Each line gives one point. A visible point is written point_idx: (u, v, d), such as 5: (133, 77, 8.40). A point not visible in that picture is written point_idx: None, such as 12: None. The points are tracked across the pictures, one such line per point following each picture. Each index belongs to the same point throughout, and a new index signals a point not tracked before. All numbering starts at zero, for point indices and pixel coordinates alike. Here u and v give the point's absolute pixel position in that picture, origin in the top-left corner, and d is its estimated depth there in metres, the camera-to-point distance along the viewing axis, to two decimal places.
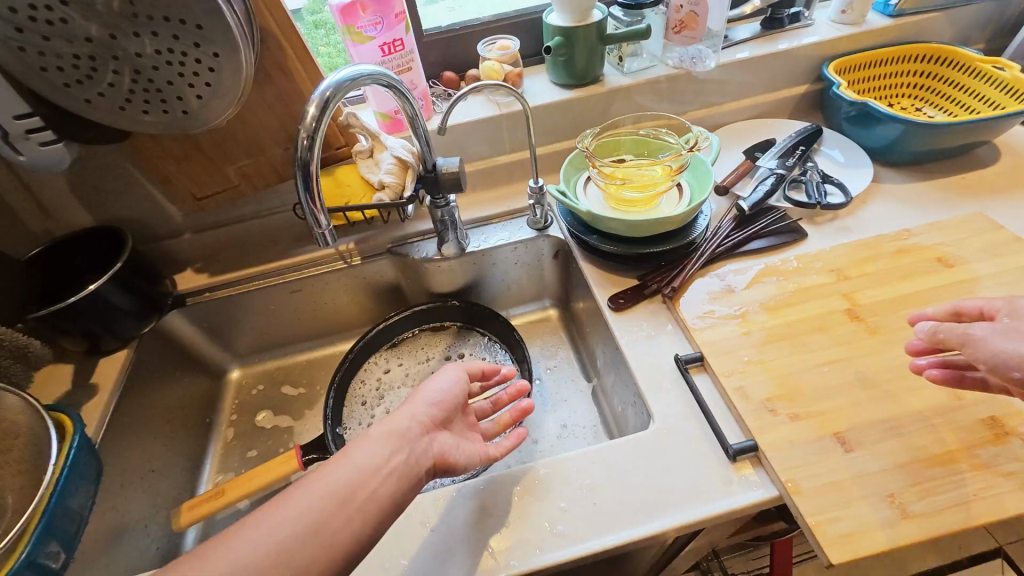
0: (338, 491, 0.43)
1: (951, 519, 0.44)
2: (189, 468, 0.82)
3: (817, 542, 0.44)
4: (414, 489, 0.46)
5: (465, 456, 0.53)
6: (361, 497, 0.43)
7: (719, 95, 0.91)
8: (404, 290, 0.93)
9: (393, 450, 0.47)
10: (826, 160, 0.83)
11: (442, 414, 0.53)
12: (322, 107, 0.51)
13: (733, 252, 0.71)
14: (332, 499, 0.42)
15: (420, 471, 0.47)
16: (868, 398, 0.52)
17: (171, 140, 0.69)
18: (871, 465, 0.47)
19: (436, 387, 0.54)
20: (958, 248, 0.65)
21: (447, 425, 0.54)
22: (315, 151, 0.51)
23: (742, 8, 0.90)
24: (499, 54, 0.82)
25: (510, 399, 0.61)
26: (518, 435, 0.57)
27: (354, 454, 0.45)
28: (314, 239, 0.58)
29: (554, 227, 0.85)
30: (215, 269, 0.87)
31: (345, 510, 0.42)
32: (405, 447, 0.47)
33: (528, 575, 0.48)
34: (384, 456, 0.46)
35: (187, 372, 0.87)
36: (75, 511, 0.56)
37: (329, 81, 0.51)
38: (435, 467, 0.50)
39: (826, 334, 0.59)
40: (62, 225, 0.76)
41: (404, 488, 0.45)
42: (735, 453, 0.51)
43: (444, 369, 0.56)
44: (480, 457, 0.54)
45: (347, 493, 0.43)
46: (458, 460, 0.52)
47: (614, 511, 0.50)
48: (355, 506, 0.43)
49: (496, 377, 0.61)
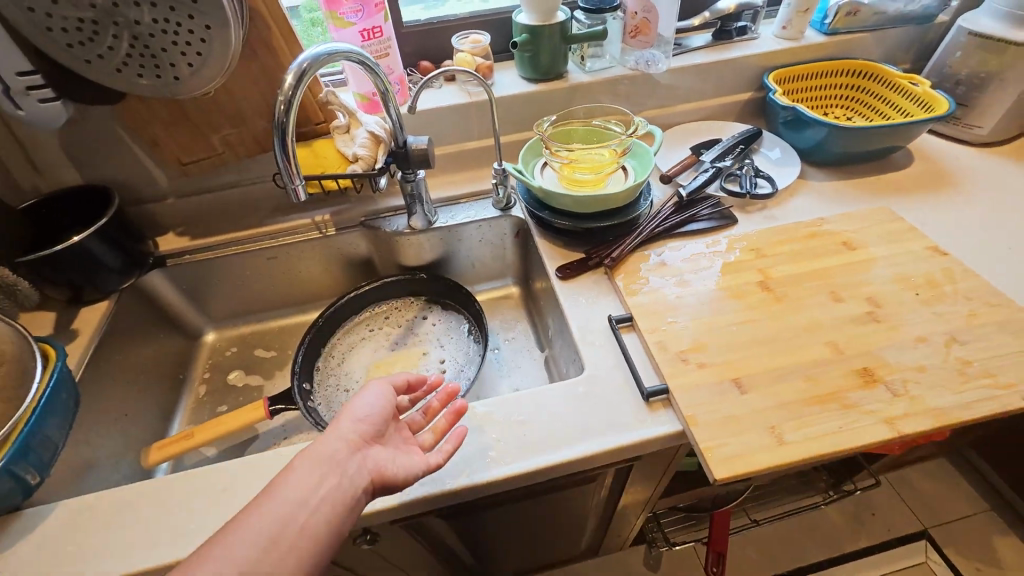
0: (265, 532, 0.41)
1: (819, 446, 0.52)
2: (161, 418, 0.86)
3: (707, 464, 0.52)
4: (352, 513, 0.45)
5: (404, 468, 0.51)
6: (289, 537, 0.41)
7: (672, 97, 1.00)
8: (375, 262, 1.00)
9: (320, 474, 0.46)
10: (763, 159, 0.93)
11: (370, 429, 0.51)
12: (298, 77, 0.58)
13: (671, 233, 0.79)
14: (261, 541, 0.40)
15: (354, 493, 0.46)
16: (766, 352, 0.60)
17: (162, 105, 0.75)
18: (760, 404, 0.55)
19: (362, 403, 0.53)
20: (861, 235, 0.75)
21: (379, 439, 0.52)
22: (291, 116, 0.58)
23: (692, 21, 1.00)
24: (471, 46, 0.89)
25: (442, 403, 0.59)
26: (457, 437, 0.55)
27: (280, 489, 0.44)
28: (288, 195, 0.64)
29: (516, 208, 0.93)
30: (196, 233, 0.92)
31: (275, 551, 0.40)
32: (333, 473, 0.46)
33: (462, 491, 0.55)
34: (312, 486, 0.45)
35: (164, 330, 0.92)
36: (52, 436, 0.59)
37: (308, 55, 0.59)
38: (371, 484, 0.49)
39: (739, 301, 0.67)
40: (52, 181, 0.81)
41: (337, 516, 0.44)
42: (648, 393, 0.58)
43: (368, 385, 0.55)
44: (422, 469, 0.52)
45: (274, 533, 0.41)
46: (397, 474, 0.50)
47: (541, 441, 0.57)
48: (286, 545, 0.41)
49: (423, 385, 0.60)
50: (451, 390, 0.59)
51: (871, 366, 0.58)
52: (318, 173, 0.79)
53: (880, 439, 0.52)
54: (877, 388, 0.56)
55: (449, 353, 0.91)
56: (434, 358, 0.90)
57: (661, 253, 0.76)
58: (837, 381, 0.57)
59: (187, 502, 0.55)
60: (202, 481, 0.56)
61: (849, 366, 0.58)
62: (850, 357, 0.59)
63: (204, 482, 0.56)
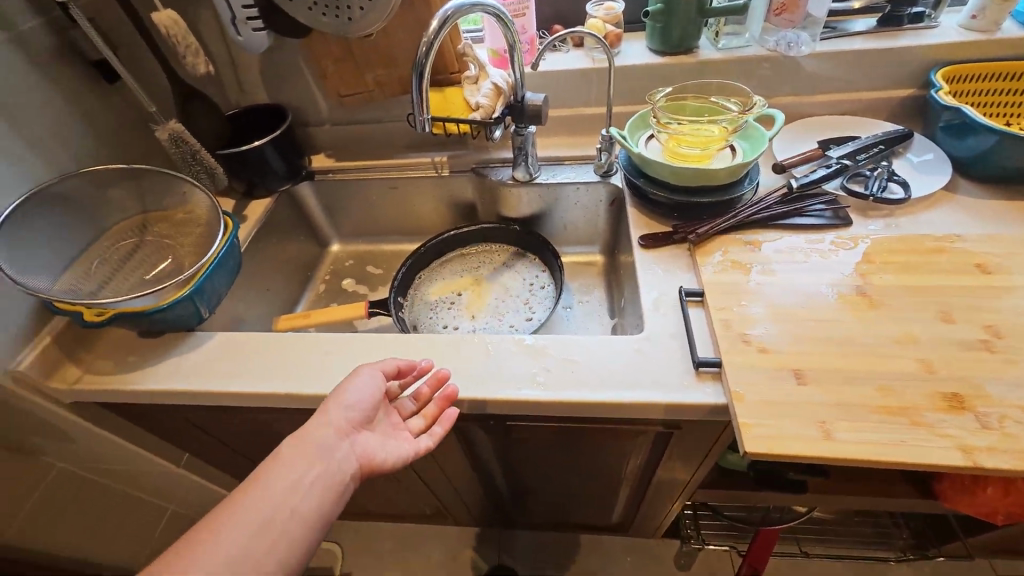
0: (258, 518, 0.50)
1: (871, 451, 0.49)
2: (290, 301, 1.07)
3: (741, 437, 0.52)
4: (342, 496, 0.55)
5: (391, 453, 0.60)
6: (280, 523, 0.50)
7: (812, 86, 0.93)
8: (477, 209, 1.10)
9: (311, 466, 0.54)
10: (904, 163, 0.83)
11: (360, 418, 0.58)
12: (442, 22, 0.66)
13: (768, 222, 0.76)
14: (253, 526, 0.49)
15: (345, 476, 0.55)
16: (840, 352, 0.57)
17: (334, 43, 0.90)
18: (816, 397, 0.54)
19: (354, 392, 0.58)
20: (1005, 260, 0.65)
21: (368, 425, 0.60)
22: (429, 57, 0.67)
23: (856, 3, 0.91)
24: (605, 13, 0.92)
25: (431, 388, 0.63)
26: (447, 420, 0.63)
27: (273, 478, 0.52)
28: (413, 125, 0.73)
29: (616, 176, 0.95)
30: (340, 157, 1.09)
31: (271, 532, 0.50)
32: (324, 463, 0.54)
33: (508, 403, 0.62)
34: (302, 475, 0.53)
35: (303, 232, 1.12)
36: (219, 289, 0.75)
37: (454, 4, 0.67)
38: (360, 467, 0.58)
39: (826, 299, 0.64)
40: (248, 97, 1.02)
41: (328, 499, 0.53)
42: (699, 363, 0.59)
43: (360, 371, 0.60)
44: (409, 454, 0.61)
45: (266, 520, 0.50)
46: (384, 459, 0.60)
47: (585, 381, 0.62)
48: (277, 530, 0.50)
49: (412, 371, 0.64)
50: (440, 376, 0.63)
51: (964, 393, 0.53)
52: (444, 116, 0.89)
53: (950, 464, 0.48)
54: (964, 416, 0.51)
55: (525, 301, 0.97)
56: (511, 300, 0.98)
57: (753, 239, 0.74)
58: (916, 398, 0.53)
59: (299, 355, 0.70)
60: (311, 342, 0.71)
61: (936, 387, 0.53)
62: (941, 379, 0.54)
63: (312, 344, 0.71)
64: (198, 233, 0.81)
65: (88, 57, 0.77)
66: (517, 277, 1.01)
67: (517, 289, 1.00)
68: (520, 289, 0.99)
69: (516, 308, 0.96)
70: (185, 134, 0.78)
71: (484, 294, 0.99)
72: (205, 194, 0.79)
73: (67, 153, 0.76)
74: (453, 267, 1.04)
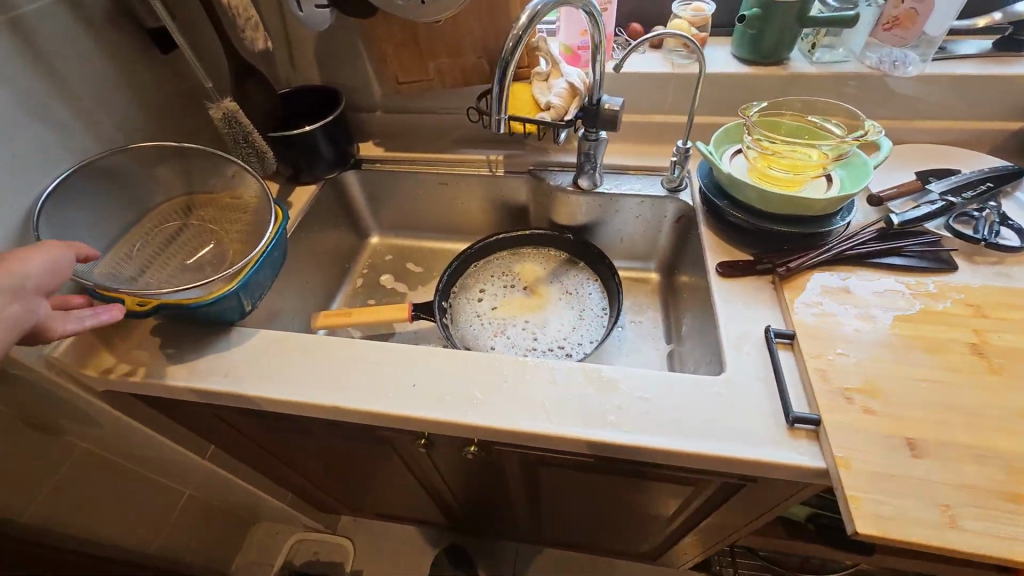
0: None
1: (1005, 547, 0.43)
2: (327, 294, 1.02)
3: (848, 513, 0.46)
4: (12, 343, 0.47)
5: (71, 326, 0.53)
6: None
7: (911, 111, 0.85)
8: (529, 213, 1.04)
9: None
10: (1015, 206, 0.75)
11: (50, 281, 0.51)
12: (531, 18, 0.60)
13: (864, 261, 0.69)
14: None
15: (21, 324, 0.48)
16: (959, 422, 0.51)
17: (398, 26, 0.84)
18: (936, 474, 0.47)
19: (41, 255, 0.51)
20: None
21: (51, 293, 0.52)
22: (516, 53, 0.61)
23: (972, 22, 0.83)
24: (692, 14, 0.84)
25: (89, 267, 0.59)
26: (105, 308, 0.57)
27: None
28: (490, 125, 0.67)
29: (686, 192, 0.88)
30: (389, 147, 1.04)
31: None
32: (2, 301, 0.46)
33: (575, 441, 0.57)
34: None
35: (344, 222, 1.07)
36: (265, 282, 0.71)
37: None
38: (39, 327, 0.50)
39: (938, 356, 0.57)
40: (300, 77, 0.97)
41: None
42: (794, 419, 0.53)
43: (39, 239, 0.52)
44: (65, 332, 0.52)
45: None
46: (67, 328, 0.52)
47: (662, 425, 0.56)
48: None
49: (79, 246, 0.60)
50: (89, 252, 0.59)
51: None
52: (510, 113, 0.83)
53: None
54: None
55: (578, 318, 0.91)
56: (563, 317, 0.92)
57: (847, 278, 0.67)
58: None
59: (346, 364, 0.64)
60: (359, 350, 0.66)
61: None
62: None
63: (360, 352, 0.66)
64: (247, 220, 0.76)
65: (144, 24, 0.72)
66: (569, 291, 0.95)
67: (570, 303, 0.94)
68: (573, 305, 0.93)
69: (568, 325, 0.90)
70: (240, 115, 0.72)
71: (534, 306, 0.94)
72: (257, 179, 0.73)
73: (118, 126, 0.72)
74: (501, 273, 0.99)
